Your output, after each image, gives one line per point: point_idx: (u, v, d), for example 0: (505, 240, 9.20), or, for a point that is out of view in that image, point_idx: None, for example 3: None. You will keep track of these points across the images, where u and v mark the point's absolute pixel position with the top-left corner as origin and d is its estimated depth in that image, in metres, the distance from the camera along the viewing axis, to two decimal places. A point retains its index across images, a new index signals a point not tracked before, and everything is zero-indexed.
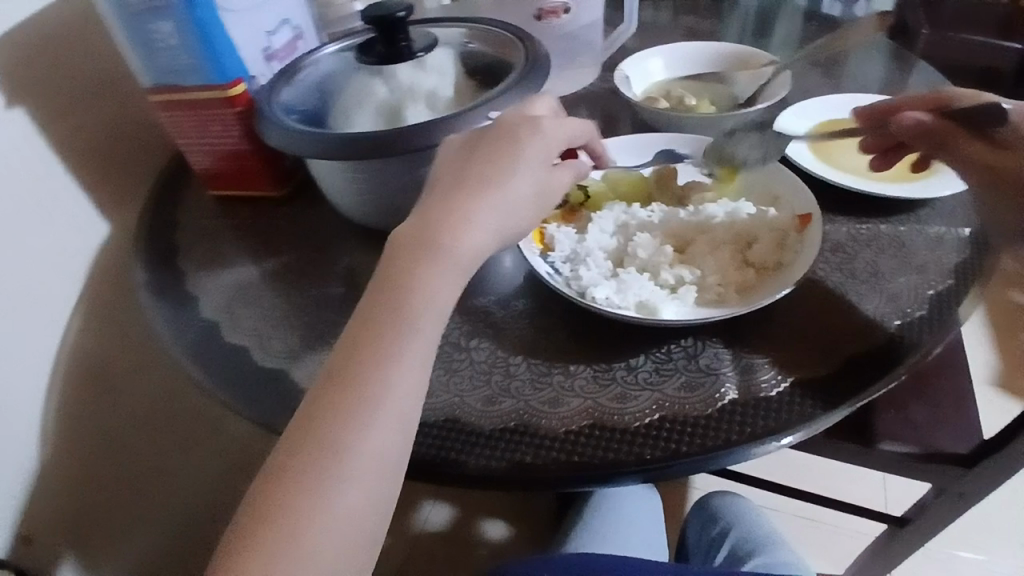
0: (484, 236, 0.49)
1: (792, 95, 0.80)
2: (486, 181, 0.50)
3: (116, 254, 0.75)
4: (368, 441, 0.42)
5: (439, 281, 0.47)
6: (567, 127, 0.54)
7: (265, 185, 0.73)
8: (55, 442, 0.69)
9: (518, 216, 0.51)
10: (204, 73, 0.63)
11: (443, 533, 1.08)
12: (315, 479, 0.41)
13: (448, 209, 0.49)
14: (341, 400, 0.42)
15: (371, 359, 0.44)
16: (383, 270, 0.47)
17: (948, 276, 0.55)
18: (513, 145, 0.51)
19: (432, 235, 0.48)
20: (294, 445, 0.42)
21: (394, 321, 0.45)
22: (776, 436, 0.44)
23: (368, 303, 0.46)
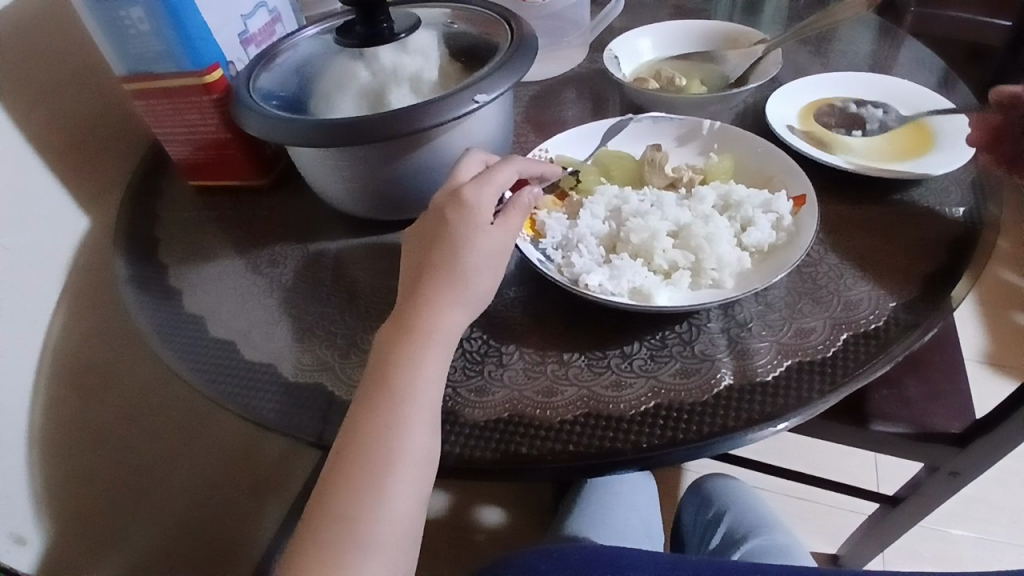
0: (460, 304, 0.48)
1: (782, 74, 0.79)
2: (443, 265, 0.48)
3: (96, 249, 0.73)
4: (384, 514, 0.43)
5: (424, 356, 0.46)
6: (499, 179, 0.51)
7: (246, 174, 0.71)
8: (39, 447, 0.67)
9: (495, 270, 0.49)
10: (178, 59, 0.60)
11: (441, 521, 1.08)
12: (336, 567, 0.42)
13: (426, 274, 0.48)
14: (351, 481, 0.43)
15: (373, 440, 0.44)
16: (373, 358, 0.47)
17: (942, 255, 0.55)
18: (448, 219, 0.49)
19: (406, 318, 0.47)
20: (317, 524, 0.43)
21: (387, 401, 0.44)
22: (774, 420, 0.44)
23: (363, 386, 0.46)
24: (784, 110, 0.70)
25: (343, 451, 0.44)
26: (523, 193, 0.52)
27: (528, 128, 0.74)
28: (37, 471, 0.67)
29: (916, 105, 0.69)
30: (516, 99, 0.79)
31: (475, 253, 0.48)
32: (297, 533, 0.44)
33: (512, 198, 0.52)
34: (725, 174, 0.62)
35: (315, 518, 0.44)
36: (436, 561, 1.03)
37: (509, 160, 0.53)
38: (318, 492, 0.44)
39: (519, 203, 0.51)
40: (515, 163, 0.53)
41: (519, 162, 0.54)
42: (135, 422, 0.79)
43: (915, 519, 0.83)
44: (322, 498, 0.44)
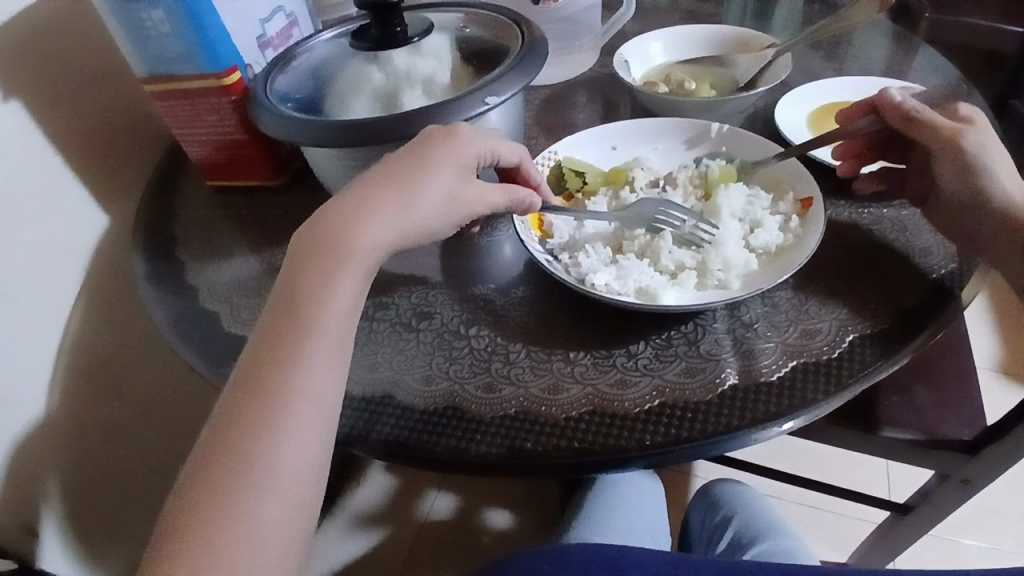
0: (388, 227, 0.48)
1: (793, 78, 0.79)
2: (378, 192, 0.49)
3: (114, 246, 0.75)
4: (289, 450, 0.42)
5: (339, 279, 0.46)
6: (492, 141, 0.54)
7: (263, 175, 0.73)
8: (53, 439, 0.69)
9: (440, 218, 0.51)
10: (197, 60, 0.62)
11: (447, 521, 1.08)
12: (228, 507, 0.40)
13: (358, 199, 0.48)
14: (258, 413, 0.42)
15: (283, 372, 0.43)
16: (280, 287, 0.46)
17: (951, 258, 0.54)
18: (433, 147, 0.50)
19: (319, 242, 0.47)
20: (212, 459, 0.41)
21: (296, 330, 0.44)
22: (778, 420, 0.44)
23: (272, 310, 0.46)
24: (794, 113, 0.70)
25: (247, 380, 0.43)
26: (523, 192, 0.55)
27: (538, 131, 0.75)
28: (53, 461, 0.69)
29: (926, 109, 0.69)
30: (527, 103, 0.79)
31: (427, 186, 0.49)
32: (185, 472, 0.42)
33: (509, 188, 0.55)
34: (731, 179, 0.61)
35: (209, 451, 0.41)
36: (442, 562, 1.04)
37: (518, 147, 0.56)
38: (215, 425, 0.42)
39: (513, 192, 0.55)
40: (519, 150, 0.56)
41: (524, 152, 0.57)
42: (147, 416, 0.81)
43: (926, 527, 0.82)
44: (218, 434, 0.42)
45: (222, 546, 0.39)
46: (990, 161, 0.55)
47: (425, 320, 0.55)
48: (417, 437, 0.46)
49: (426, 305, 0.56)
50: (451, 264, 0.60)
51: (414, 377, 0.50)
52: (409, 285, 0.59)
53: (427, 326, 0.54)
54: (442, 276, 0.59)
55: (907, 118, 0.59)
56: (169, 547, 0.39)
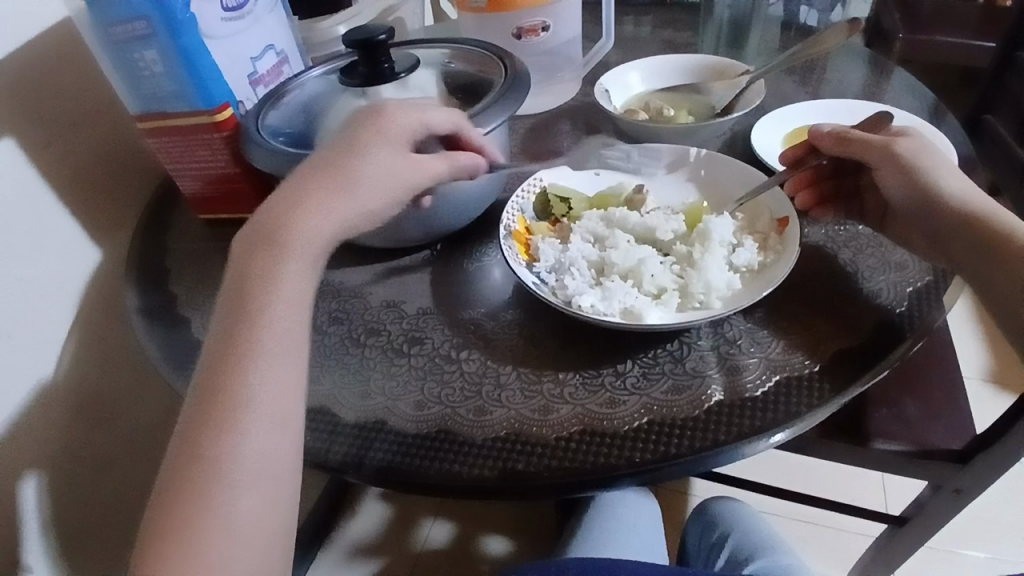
0: (332, 211, 0.50)
1: (769, 102, 0.82)
2: (318, 178, 0.50)
3: (107, 280, 0.76)
4: (251, 444, 0.43)
5: (282, 267, 0.48)
6: (420, 113, 0.55)
7: (255, 207, 0.74)
8: (45, 474, 0.68)
9: (382, 199, 0.52)
10: (190, 99, 0.64)
11: (444, 549, 1.07)
12: (202, 501, 0.41)
13: (301, 189, 0.50)
14: (217, 411, 0.43)
15: (235, 367, 0.44)
16: (229, 286, 0.48)
17: (925, 272, 0.56)
18: (361, 131, 0.52)
19: (267, 232, 0.49)
20: (182, 461, 0.42)
21: (243, 326, 0.46)
22: (765, 435, 0.45)
23: (225, 304, 0.47)
24: (770, 137, 0.73)
25: (208, 372, 0.45)
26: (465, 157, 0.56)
27: (524, 158, 0.77)
28: (43, 497, 0.68)
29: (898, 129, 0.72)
30: (513, 131, 0.82)
31: (361, 165, 0.51)
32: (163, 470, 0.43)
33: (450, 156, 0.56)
34: (705, 212, 0.62)
35: (181, 447, 0.43)
36: None
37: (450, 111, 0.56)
38: (184, 422, 0.44)
39: (451, 158, 0.55)
40: (452, 113, 0.56)
41: (459, 116, 0.57)
42: (139, 450, 0.80)
43: (923, 539, 0.82)
44: (188, 433, 0.43)
45: (203, 544, 0.40)
46: (933, 164, 0.56)
47: (416, 345, 0.56)
48: (408, 462, 0.47)
49: (418, 330, 0.57)
50: (442, 290, 0.61)
51: (406, 402, 0.51)
52: (401, 312, 0.60)
53: (419, 351, 0.55)
54: (432, 301, 0.60)
55: (840, 142, 0.59)
56: (155, 543, 0.41)
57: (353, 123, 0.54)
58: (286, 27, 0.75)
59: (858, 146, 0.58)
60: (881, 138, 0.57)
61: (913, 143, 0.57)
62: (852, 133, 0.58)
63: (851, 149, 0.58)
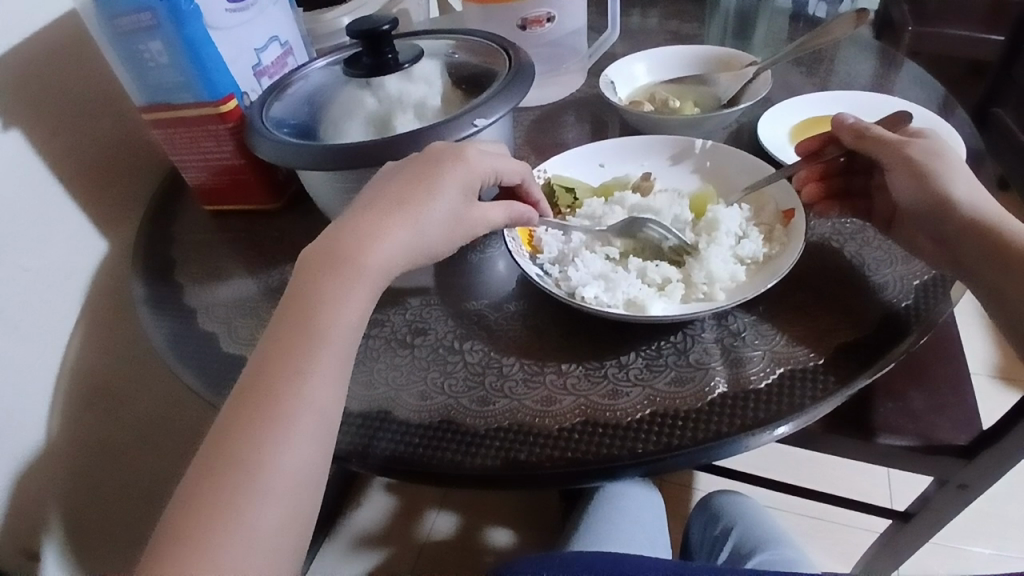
0: (399, 244, 0.49)
1: (776, 93, 0.82)
2: (386, 209, 0.50)
3: (113, 271, 0.76)
4: (284, 462, 0.42)
5: (348, 294, 0.48)
6: (495, 160, 0.55)
7: (259, 198, 0.74)
8: (54, 465, 0.69)
9: (443, 234, 0.52)
10: (195, 90, 0.64)
11: (448, 540, 1.08)
12: (229, 510, 0.41)
13: (369, 214, 0.50)
14: (256, 426, 0.43)
15: (287, 384, 0.44)
16: (289, 299, 0.47)
17: (932, 265, 0.56)
18: (439, 163, 0.52)
19: (328, 258, 0.48)
20: (208, 470, 0.42)
21: (306, 344, 0.46)
22: (769, 426, 0.45)
23: (278, 321, 0.47)
24: (776, 129, 0.72)
25: (254, 387, 0.44)
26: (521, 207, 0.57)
27: (528, 150, 0.77)
28: (53, 486, 0.69)
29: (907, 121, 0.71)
30: (518, 123, 0.81)
31: (433, 206, 0.51)
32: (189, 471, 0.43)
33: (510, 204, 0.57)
34: (712, 198, 0.63)
35: (212, 456, 0.42)
36: None
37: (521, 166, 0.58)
38: (218, 431, 0.43)
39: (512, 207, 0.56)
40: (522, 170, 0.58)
41: (527, 170, 0.58)
42: (146, 440, 0.81)
43: (928, 534, 0.82)
44: (221, 441, 0.43)
45: (223, 554, 0.40)
46: (945, 167, 0.55)
47: (420, 336, 0.56)
48: (410, 451, 0.47)
49: (422, 322, 0.57)
50: (446, 281, 0.61)
51: (408, 392, 0.51)
52: (405, 303, 0.60)
53: (422, 342, 0.55)
54: (436, 292, 0.60)
55: (860, 137, 0.59)
56: (169, 544, 0.40)
57: (422, 155, 0.53)
58: (290, 19, 0.75)
59: (873, 144, 0.58)
60: (896, 137, 0.58)
61: (927, 146, 0.57)
62: (872, 131, 0.59)
63: (868, 145, 0.58)
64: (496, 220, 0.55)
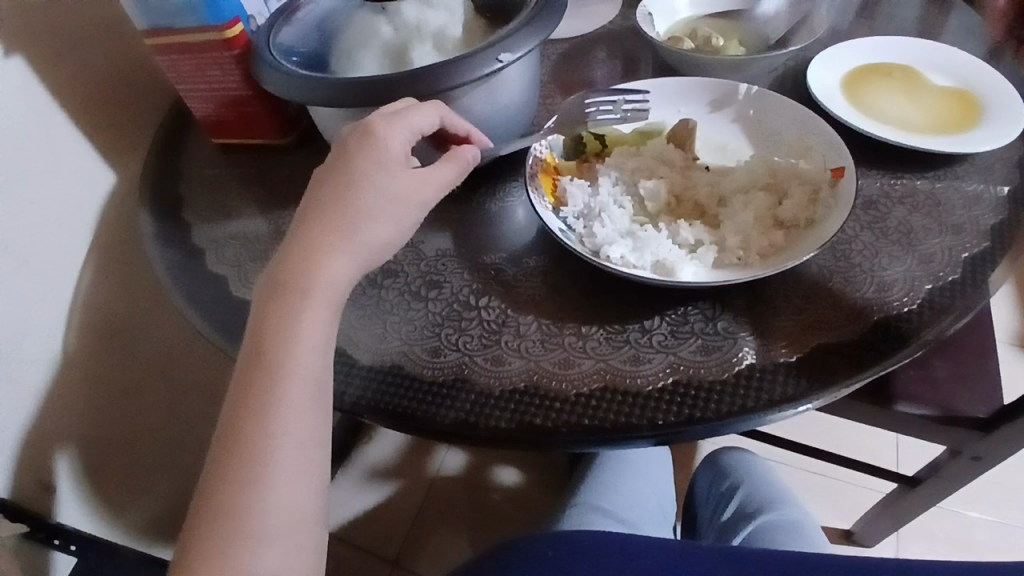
0: (343, 256, 0.46)
1: (829, 33, 0.74)
2: (319, 221, 0.47)
3: (122, 204, 0.74)
4: (276, 498, 0.42)
5: (303, 316, 0.45)
6: (411, 118, 0.50)
7: (268, 133, 0.70)
8: (69, 398, 0.70)
9: (400, 224, 0.49)
10: (197, 13, 0.58)
11: (456, 477, 1.10)
12: (228, 558, 0.40)
13: (322, 228, 0.47)
14: (238, 468, 0.42)
15: (256, 422, 0.42)
16: (248, 334, 0.45)
17: (983, 237, 0.52)
18: (354, 153, 0.49)
19: (283, 289, 0.45)
20: (205, 517, 0.41)
21: (263, 375, 0.43)
22: (797, 402, 0.43)
23: (241, 363, 0.44)
24: (828, 76, 0.66)
25: (227, 437, 0.42)
26: (464, 150, 0.53)
27: (553, 89, 0.71)
28: (71, 417, 0.70)
29: (974, 73, 0.63)
30: (543, 58, 0.75)
31: (369, 202, 0.47)
32: (190, 519, 0.42)
33: (454, 151, 0.53)
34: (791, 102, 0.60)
35: (204, 508, 0.42)
36: (452, 516, 1.07)
37: (431, 103, 0.52)
38: (207, 479, 0.42)
39: (459, 157, 0.52)
40: (435, 106, 0.52)
41: (442, 108, 0.53)
42: (160, 373, 0.82)
43: (932, 500, 0.82)
44: (207, 497, 0.42)
45: None
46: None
47: (434, 290, 0.54)
48: (418, 407, 0.46)
49: (436, 273, 0.55)
50: (462, 232, 0.58)
51: (421, 348, 0.50)
52: (418, 253, 0.57)
53: (436, 296, 0.53)
54: (452, 243, 0.57)
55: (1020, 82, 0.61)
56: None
57: (334, 156, 0.50)
58: None
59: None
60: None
61: None
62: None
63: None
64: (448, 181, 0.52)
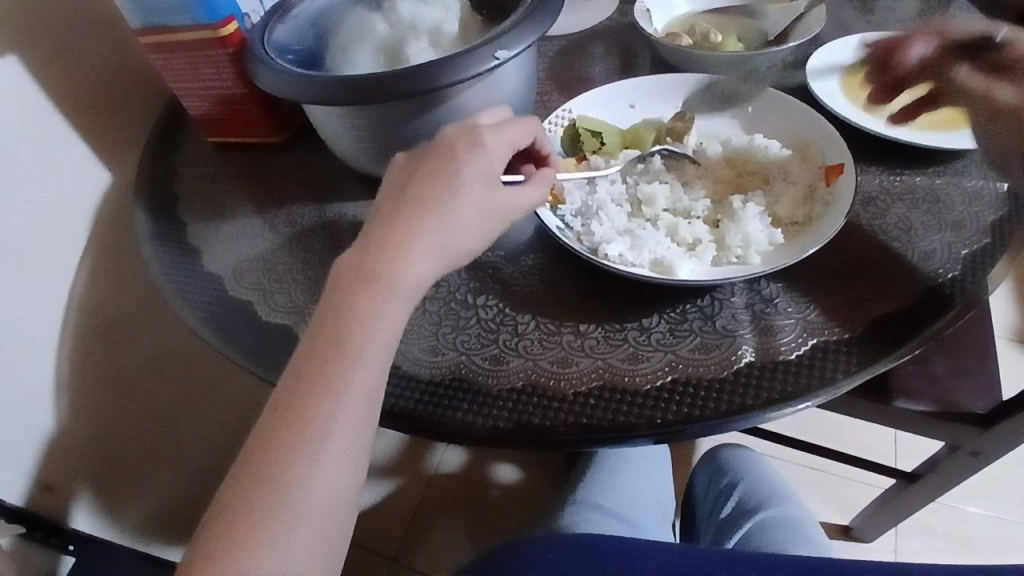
0: (428, 255, 0.44)
1: (828, 28, 0.74)
2: (407, 210, 0.44)
3: (117, 203, 0.73)
4: (317, 485, 0.39)
5: (383, 311, 0.42)
6: (509, 132, 0.48)
7: (263, 131, 0.70)
8: (66, 399, 0.69)
9: (480, 233, 0.46)
10: (191, 11, 0.58)
11: (456, 475, 1.10)
12: (255, 540, 0.37)
13: (406, 219, 0.44)
14: (286, 450, 0.39)
15: (315, 407, 0.39)
16: (323, 313, 0.42)
17: (982, 233, 0.52)
18: (457, 152, 0.46)
19: (365, 269, 0.42)
20: (238, 497, 0.38)
21: (333, 361, 0.40)
22: (795, 401, 0.43)
23: (311, 339, 0.42)
24: (825, 73, 0.66)
25: (279, 418, 0.40)
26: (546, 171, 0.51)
27: (551, 86, 0.71)
28: (68, 418, 0.70)
29: None
30: (541, 54, 0.75)
31: (453, 203, 0.45)
32: (222, 489, 0.40)
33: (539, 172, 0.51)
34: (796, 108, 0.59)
35: (237, 487, 0.39)
36: (452, 514, 1.07)
37: (528, 120, 0.50)
38: (248, 453, 0.40)
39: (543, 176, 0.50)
40: (531, 125, 0.50)
41: (538, 126, 0.51)
42: (158, 373, 0.81)
43: (932, 495, 0.82)
44: (245, 475, 0.39)
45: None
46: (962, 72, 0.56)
47: (431, 289, 0.53)
48: (417, 407, 0.46)
49: None
50: None
51: (419, 347, 0.49)
52: None
53: (434, 295, 0.53)
54: None
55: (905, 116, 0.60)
56: (196, 563, 0.37)
57: (427, 146, 0.48)
58: None
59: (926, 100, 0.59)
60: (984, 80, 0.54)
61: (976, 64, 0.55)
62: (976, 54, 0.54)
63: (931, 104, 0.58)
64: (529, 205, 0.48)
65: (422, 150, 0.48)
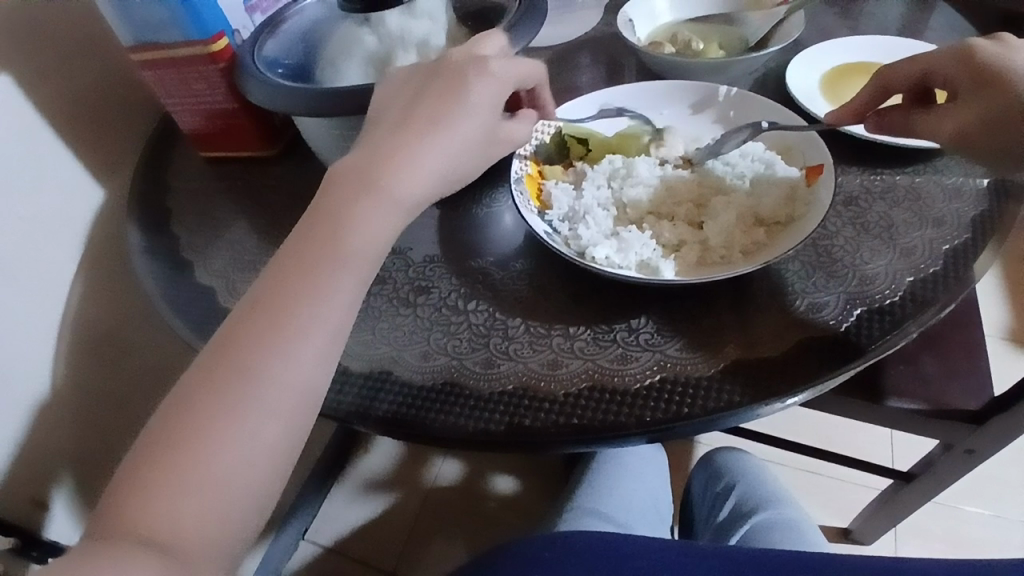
0: (417, 173, 0.43)
1: (808, 35, 0.75)
2: (406, 125, 0.45)
3: (111, 219, 0.74)
4: (281, 398, 0.37)
5: (365, 222, 0.41)
6: (520, 67, 0.49)
7: (255, 145, 0.70)
8: (58, 416, 0.69)
9: (473, 157, 0.46)
10: (183, 28, 0.59)
11: (454, 487, 1.10)
12: (210, 432, 0.36)
13: (411, 123, 0.45)
14: (261, 349, 0.37)
15: (301, 307, 0.39)
16: (309, 215, 0.42)
17: (961, 230, 0.53)
18: (459, 75, 0.46)
19: (353, 175, 0.43)
20: (200, 386, 0.37)
21: (318, 262, 0.40)
22: (782, 397, 0.43)
23: (296, 243, 0.41)
24: (805, 78, 0.67)
25: (258, 313, 0.38)
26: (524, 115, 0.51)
27: None
28: (60, 434, 0.70)
29: None
30: None
31: (452, 123, 0.45)
32: (179, 385, 0.37)
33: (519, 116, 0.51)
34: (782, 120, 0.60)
35: (202, 375, 0.37)
36: (449, 526, 1.06)
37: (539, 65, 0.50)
38: (212, 349, 0.38)
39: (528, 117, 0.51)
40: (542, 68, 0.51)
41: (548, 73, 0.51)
42: (150, 388, 0.81)
43: (927, 495, 0.82)
44: (217, 367, 0.37)
45: (198, 474, 0.35)
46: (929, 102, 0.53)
47: (422, 295, 0.54)
48: (410, 412, 0.46)
49: (424, 279, 0.55)
50: (451, 237, 0.58)
51: (411, 352, 0.50)
52: (407, 259, 0.57)
53: (425, 301, 0.53)
54: (441, 248, 0.58)
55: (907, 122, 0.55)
56: (142, 455, 0.35)
57: (434, 67, 0.48)
58: None
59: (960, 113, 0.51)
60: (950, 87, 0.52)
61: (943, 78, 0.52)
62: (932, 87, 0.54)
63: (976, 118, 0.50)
64: (518, 141, 0.50)
65: (426, 69, 0.48)
